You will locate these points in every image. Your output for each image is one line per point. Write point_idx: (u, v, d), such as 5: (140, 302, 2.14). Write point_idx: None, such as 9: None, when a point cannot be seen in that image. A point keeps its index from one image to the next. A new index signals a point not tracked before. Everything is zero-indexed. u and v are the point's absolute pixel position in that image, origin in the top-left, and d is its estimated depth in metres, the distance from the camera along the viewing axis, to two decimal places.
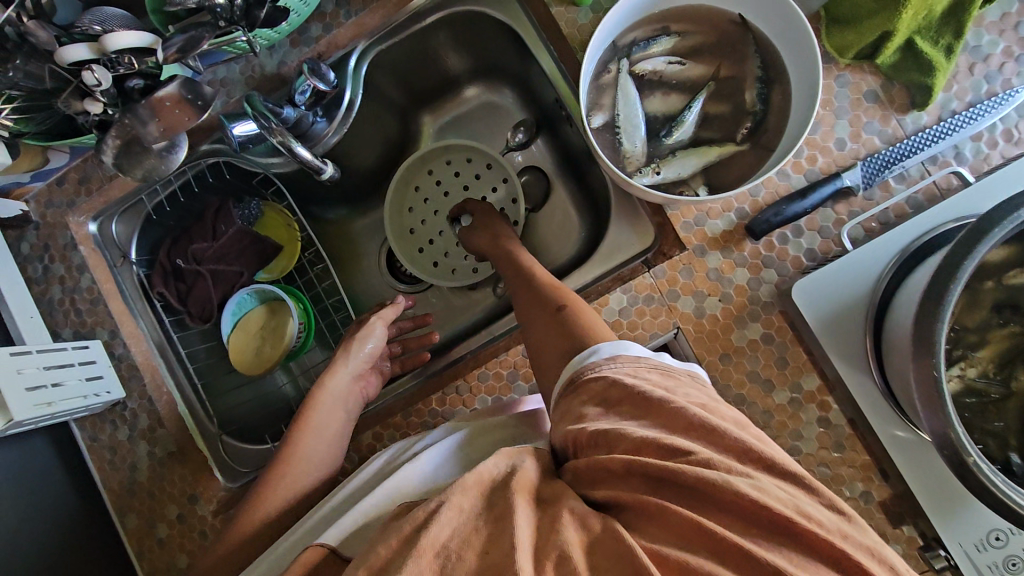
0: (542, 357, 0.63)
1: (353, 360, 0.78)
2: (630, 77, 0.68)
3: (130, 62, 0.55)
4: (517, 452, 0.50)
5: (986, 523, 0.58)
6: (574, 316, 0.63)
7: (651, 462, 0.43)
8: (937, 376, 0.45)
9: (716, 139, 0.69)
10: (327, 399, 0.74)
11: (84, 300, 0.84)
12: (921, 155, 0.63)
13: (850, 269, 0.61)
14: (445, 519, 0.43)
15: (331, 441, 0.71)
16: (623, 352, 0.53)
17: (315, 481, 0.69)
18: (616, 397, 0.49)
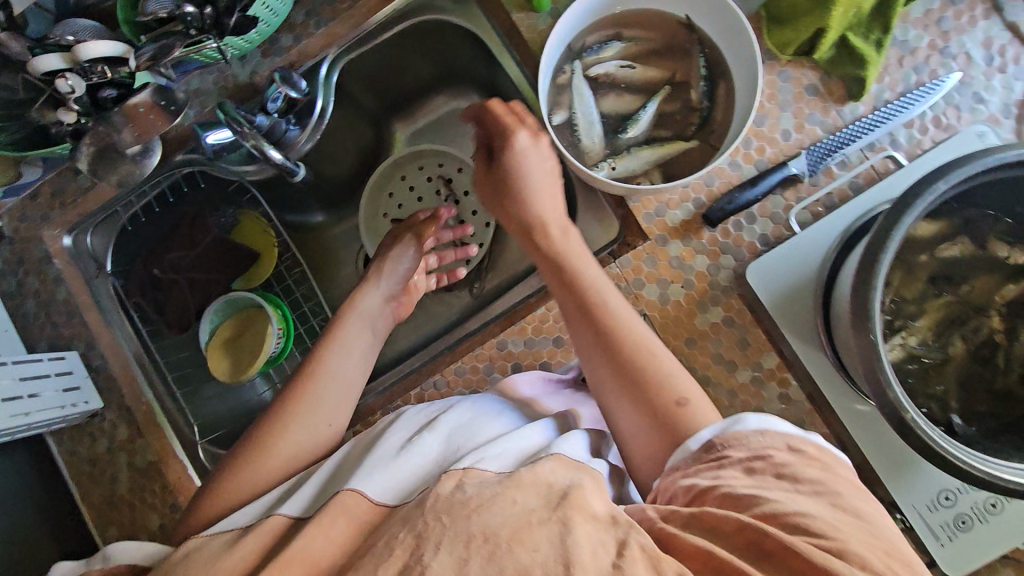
0: (626, 433, 0.54)
1: (387, 283, 0.79)
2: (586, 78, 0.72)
3: (103, 70, 0.57)
4: (573, 467, 0.50)
5: (936, 484, 0.62)
6: (698, 416, 0.51)
7: (774, 537, 0.39)
8: (874, 341, 0.48)
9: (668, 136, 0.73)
10: (355, 316, 0.73)
11: (59, 312, 0.84)
12: (860, 142, 0.68)
13: (799, 250, 0.65)
14: (499, 507, 0.45)
15: (355, 359, 0.69)
16: (774, 427, 0.46)
17: (338, 394, 0.66)
18: (766, 471, 0.43)
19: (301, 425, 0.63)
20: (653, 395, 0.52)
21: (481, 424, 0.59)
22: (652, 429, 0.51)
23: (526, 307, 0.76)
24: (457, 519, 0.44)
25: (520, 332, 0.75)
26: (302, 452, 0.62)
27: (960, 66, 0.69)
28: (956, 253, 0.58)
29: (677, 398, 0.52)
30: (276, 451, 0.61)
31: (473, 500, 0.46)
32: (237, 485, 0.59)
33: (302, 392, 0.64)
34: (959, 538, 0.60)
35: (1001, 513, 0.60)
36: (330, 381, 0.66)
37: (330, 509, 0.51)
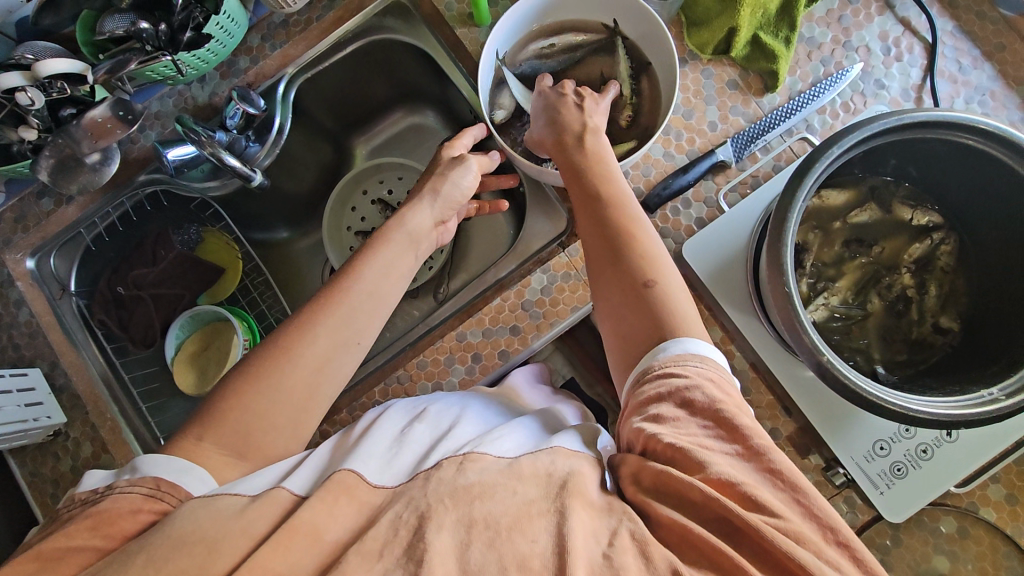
0: (604, 311, 0.57)
1: (440, 201, 0.71)
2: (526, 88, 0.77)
3: (63, 86, 0.60)
4: (569, 453, 0.52)
5: (872, 436, 0.66)
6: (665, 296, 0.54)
7: (677, 478, 0.45)
8: (789, 292, 0.52)
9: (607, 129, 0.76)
10: (399, 232, 0.67)
11: (22, 334, 0.85)
12: (779, 129, 0.74)
13: (728, 225, 0.70)
14: (500, 496, 0.47)
15: (393, 282, 0.63)
16: (688, 354, 0.50)
17: (365, 323, 0.60)
18: (672, 410, 0.47)
19: (330, 334, 0.57)
20: (633, 275, 0.55)
21: (468, 420, 0.60)
22: (628, 306, 0.54)
23: (483, 299, 0.79)
24: (460, 503, 0.47)
25: (478, 323, 0.78)
26: (326, 363, 0.57)
27: (862, 58, 0.76)
28: (865, 219, 0.63)
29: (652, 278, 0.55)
30: (296, 362, 0.56)
31: (476, 486, 0.48)
32: (253, 393, 0.54)
33: (339, 300, 0.59)
34: (894, 485, 0.65)
35: (932, 458, 0.65)
36: (365, 297, 0.60)
37: (332, 486, 0.49)
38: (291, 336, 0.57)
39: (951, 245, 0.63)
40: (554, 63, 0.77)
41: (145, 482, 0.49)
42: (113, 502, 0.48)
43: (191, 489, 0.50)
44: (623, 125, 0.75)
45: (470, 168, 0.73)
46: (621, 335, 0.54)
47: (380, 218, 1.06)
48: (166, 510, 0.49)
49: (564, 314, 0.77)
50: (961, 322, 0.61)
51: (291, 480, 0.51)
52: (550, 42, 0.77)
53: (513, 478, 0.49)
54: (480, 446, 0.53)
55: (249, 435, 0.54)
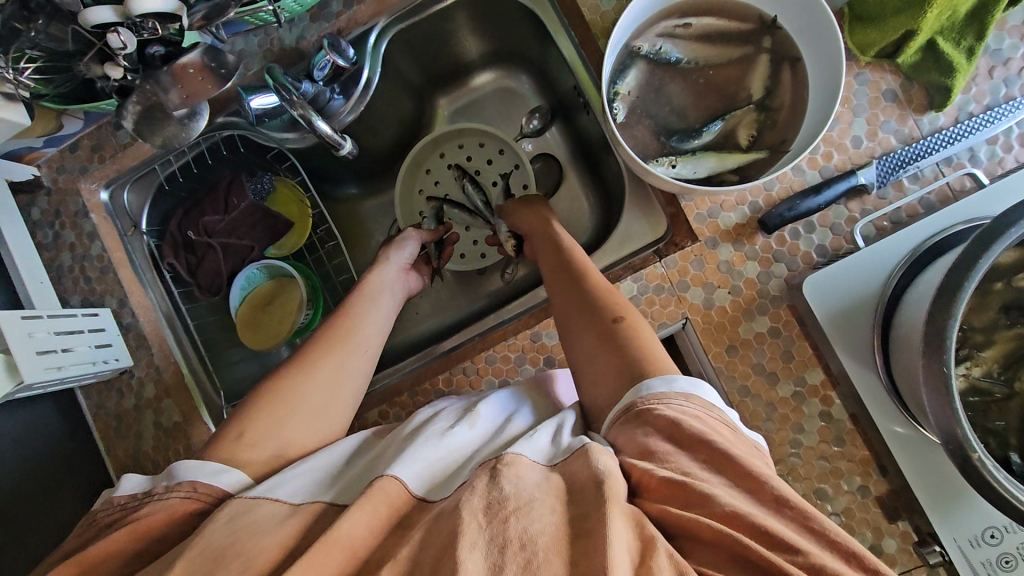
0: (581, 352, 0.60)
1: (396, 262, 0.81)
2: (641, 76, 0.69)
3: (154, 28, 0.54)
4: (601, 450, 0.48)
5: (983, 521, 0.60)
6: (629, 331, 0.59)
7: (674, 513, 0.44)
8: (946, 372, 0.46)
9: (723, 125, 0.69)
10: (379, 281, 0.77)
11: (93, 267, 0.84)
12: (937, 156, 0.64)
13: (857, 262, 0.62)
14: (537, 515, 0.44)
15: (381, 316, 0.72)
16: (696, 393, 0.50)
17: (367, 349, 0.68)
18: (663, 438, 0.48)
19: (331, 364, 0.64)
20: (602, 318, 0.61)
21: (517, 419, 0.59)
22: (606, 349, 0.58)
23: None
24: (540, 558, 0.41)
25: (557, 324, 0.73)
26: (336, 382, 0.63)
27: None
28: None
29: (615, 317, 0.61)
30: (302, 394, 0.60)
31: (511, 500, 0.45)
32: (255, 429, 0.57)
33: (345, 337, 0.66)
34: None
35: None
36: (357, 324, 0.69)
37: (374, 493, 0.49)
38: (273, 378, 0.62)
39: None
40: (681, 45, 0.68)
41: (182, 487, 0.52)
42: (152, 511, 0.50)
43: (228, 488, 0.53)
44: (747, 115, 0.68)
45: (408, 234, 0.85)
46: (603, 364, 0.57)
47: (454, 184, 1.00)
48: (205, 510, 0.52)
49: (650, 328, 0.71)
50: None
51: (327, 493, 0.53)
52: (686, 22, 0.67)
53: (551, 494, 0.46)
54: (516, 448, 0.51)
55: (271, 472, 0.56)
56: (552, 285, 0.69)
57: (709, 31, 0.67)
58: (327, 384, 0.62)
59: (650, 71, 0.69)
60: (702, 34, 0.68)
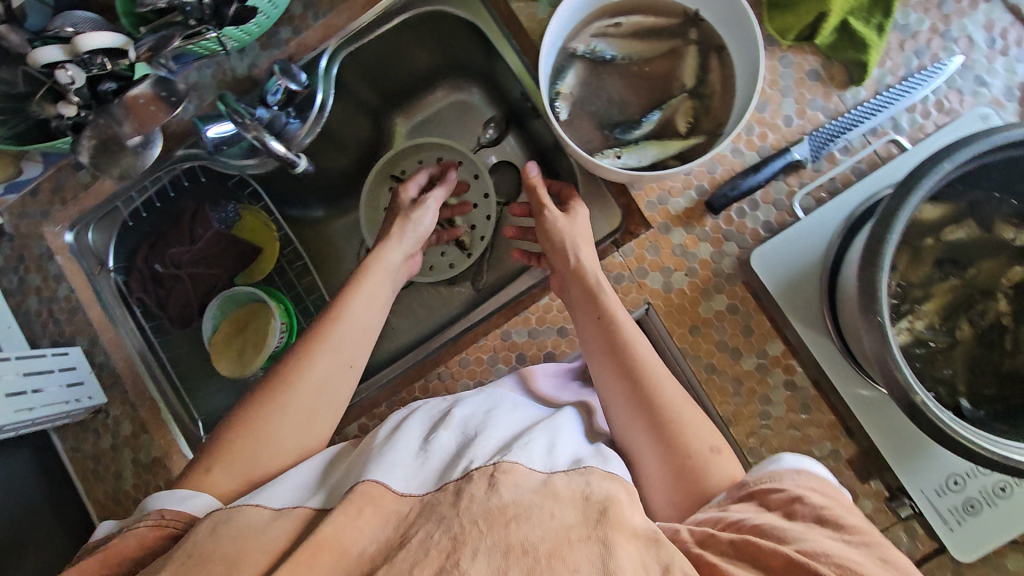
0: (644, 456, 0.59)
1: (410, 237, 0.79)
2: (580, 77, 0.72)
3: (103, 63, 0.57)
4: (604, 475, 0.53)
5: (945, 470, 0.62)
6: (720, 465, 0.57)
7: (756, 543, 0.45)
8: (882, 323, 0.48)
9: (658, 115, 0.73)
10: (381, 269, 0.73)
11: (62, 309, 0.84)
12: (861, 128, 0.68)
13: (801, 235, 0.65)
14: (537, 521, 0.47)
15: (376, 309, 0.70)
16: (807, 469, 0.51)
17: (355, 350, 0.65)
18: (772, 502, 0.49)
19: (322, 364, 0.63)
20: (670, 424, 0.59)
21: (506, 405, 0.62)
22: (676, 465, 0.58)
23: (531, 297, 0.76)
24: (495, 526, 0.46)
25: (525, 322, 0.75)
26: (327, 382, 0.63)
27: (962, 50, 0.69)
28: (963, 236, 0.57)
29: (710, 445, 0.58)
30: (294, 390, 0.61)
31: (511, 507, 0.47)
32: (245, 433, 0.59)
33: (337, 338, 0.65)
34: (966, 523, 0.61)
35: (1010, 497, 0.60)
36: (354, 326, 0.66)
37: (356, 497, 0.50)
38: (268, 381, 0.62)
39: None
40: (614, 44, 0.71)
41: (150, 516, 0.53)
42: (120, 539, 0.51)
43: (196, 511, 0.54)
44: (682, 103, 0.72)
45: (429, 206, 0.80)
46: (677, 472, 0.57)
47: None
48: (173, 534, 0.52)
49: None
50: None
51: (313, 499, 0.53)
52: (616, 22, 0.70)
53: (547, 499, 0.49)
54: (511, 455, 0.52)
55: (254, 461, 0.58)
56: (607, 360, 0.63)
57: (639, 28, 0.71)
58: (311, 417, 0.61)
59: (589, 70, 0.72)
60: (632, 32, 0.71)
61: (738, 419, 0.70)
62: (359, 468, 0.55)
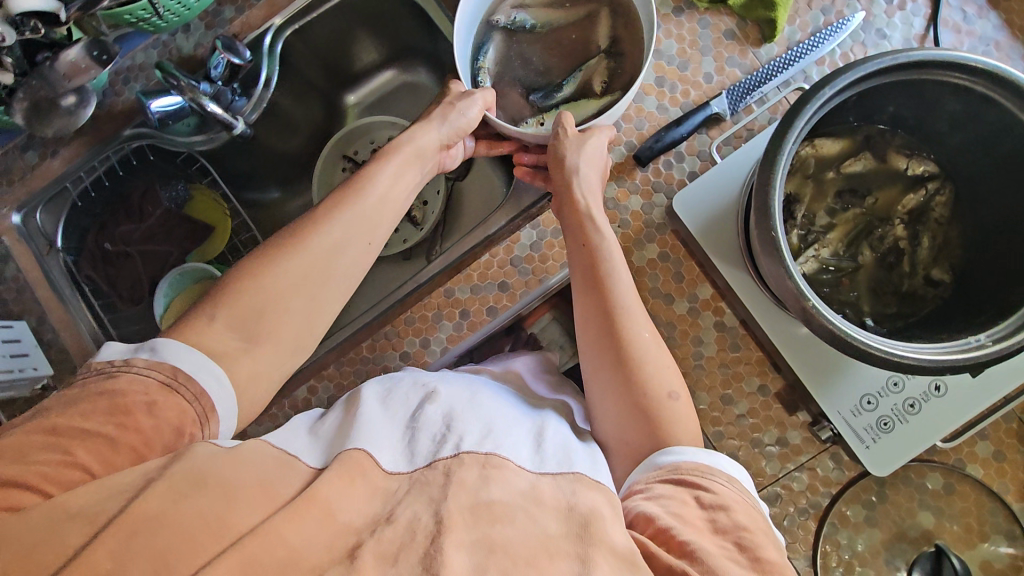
0: (607, 400, 0.59)
1: (448, 127, 0.68)
2: (502, 47, 0.76)
3: (36, 25, 0.59)
4: (592, 481, 0.52)
5: (859, 391, 0.65)
6: (679, 415, 0.56)
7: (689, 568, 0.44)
8: (775, 237, 0.51)
9: (577, 79, 0.75)
10: (410, 146, 0.66)
11: (8, 289, 0.83)
12: (775, 80, 0.73)
13: (720, 176, 0.69)
14: (520, 522, 0.48)
15: (399, 193, 0.65)
16: (738, 479, 0.51)
17: (372, 232, 0.61)
18: (704, 506, 0.49)
19: (336, 237, 0.59)
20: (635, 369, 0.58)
21: (489, 396, 0.61)
22: (634, 407, 0.57)
23: (471, 255, 0.77)
24: (480, 522, 0.48)
25: (467, 279, 0.78)
26: (330, 258, 0.58)
27: (864, 6, 0.74)
28: (859, 168, 0.62)
29: (670, 394, 0.57)
30: (301, 257, 0.57)
31: (497, 504, 0.49)
32: (249, 289, 0.55)
33: (354, 217, 0.60)
34: (880, 439, 0.65)
35: (918, 413, 0.64)
36: (374, 203, 0.62)
37: (348, 463, 0.50)
38: (282, 237, 0.59)
39: (946, 195, 0.61)
40: (529, 9, 0.75)
41: (162, 369, 0.51)
42: (128, 384, 0.50)
43: (205, 386, 0.51)
44: (600, 63, 0.74)
45: (476, 100, 0.69)
46: (632, 416, 0.56)
47: None
48: (179, 401, 0.50)
49: (552, 270, 0.77)
50: (954, 274, 0.60)
51: (309, 459, 0.53)
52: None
53: (535, 502, 0.50)
54: (501, 451, 0.54)
55: (260, 322, 0.55)
56: (587, 298, 0.62)
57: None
58: (312, 285, 0.57)
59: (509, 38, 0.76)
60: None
61: (672, 361, 0.74)
62: (343, 436, 0.54)
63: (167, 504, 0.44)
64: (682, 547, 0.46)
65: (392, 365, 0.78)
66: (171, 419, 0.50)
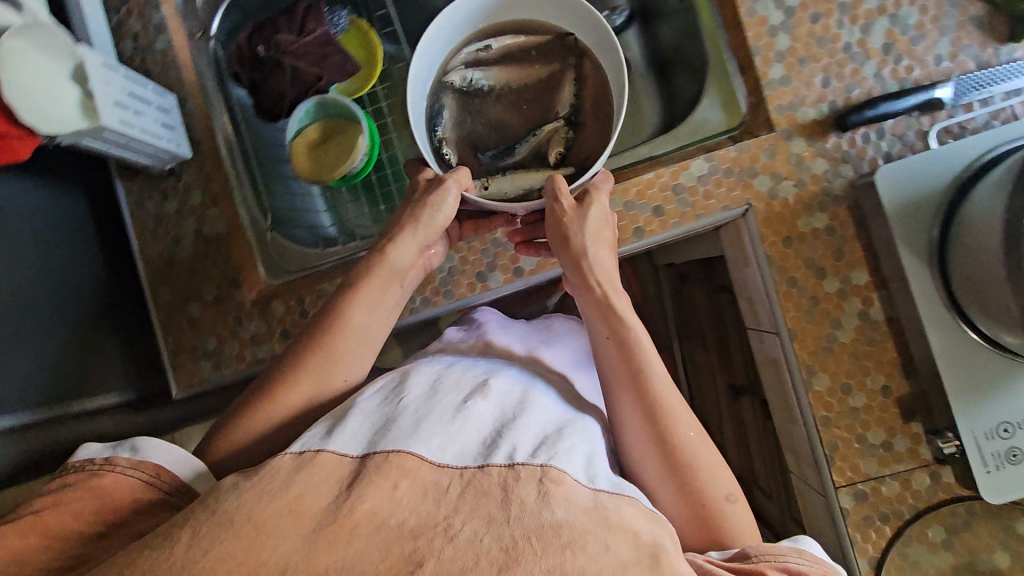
0: (656, 481, 0.61)
1: (422, 230, 0.64)
2: (455, 110, 0.75)
3: None
4: (648, 513, 0.53)
5: (998, 417, 0.64)
6: (732, 519, 0.60)
7: None
8: None
9: (533, 142, 0.75)
10: (383, 268, 0.63)
11: (155, 62, 0.81)
12: (1010, 83, 0.69)
13: (932, 162, 0.65)
14: (593, 550, 0.46)
15: (387, 312, 0.65)
16: (806, 552, 0.57)
17: (365, 350, 0.64)
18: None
19: (312, 375, 0.61)
20: (688, 458, 0.60)
21: (534, 399, 0.61)
22: (685, 491, 0.60)
23: (635, 170, 0.75)
24: (551, 551, 0.45)
25: (624, 192, 0.74)
26: (315, 398, 0.61)
27: None
28: None
29: (724, 492, 0.61)
30: (288, 396, 0.60)
31: (564, 526, 0.47)
32: (252, 429, 0.59)
33: (329, 349, 0.61)
34: (1003, 469, 0.64)
35: None
36: (353, 338, 0.62)
37: (390, 469, 0.48)
38: (263, 386, 0.61)
39: None
40: (486, 68, 0.74)
41: (146, 467, 0.50)
42: (112, 482, 0.49)
43: (188, 479, 0.52)
44: (560, 130, 0.75)
45: (448, 193, 0.63)
46: (690, 492, 0.60)
47: None
48: (161, 498, 0.50)
49: (712, 211, 0.74)
50: None
51: (337, 443, 0.51)
52: (485, 45, 0.73)
53: (601, 525, 0.48)
54: (556, 462, 0.52)
55: (257, 445, 0.60)
56: (632, 392, 0.62)
57: (512, 53, 0.75)
58: (317, 396, 0.61)
59: (461, 96, 0.75)
60: (501, 58, 0.75)
61: (803, 336, 0.72)
62: (385, 426, 0.53)
63: (192, 551, 0.40)
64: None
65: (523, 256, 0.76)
66: (152, 512, 0.49)
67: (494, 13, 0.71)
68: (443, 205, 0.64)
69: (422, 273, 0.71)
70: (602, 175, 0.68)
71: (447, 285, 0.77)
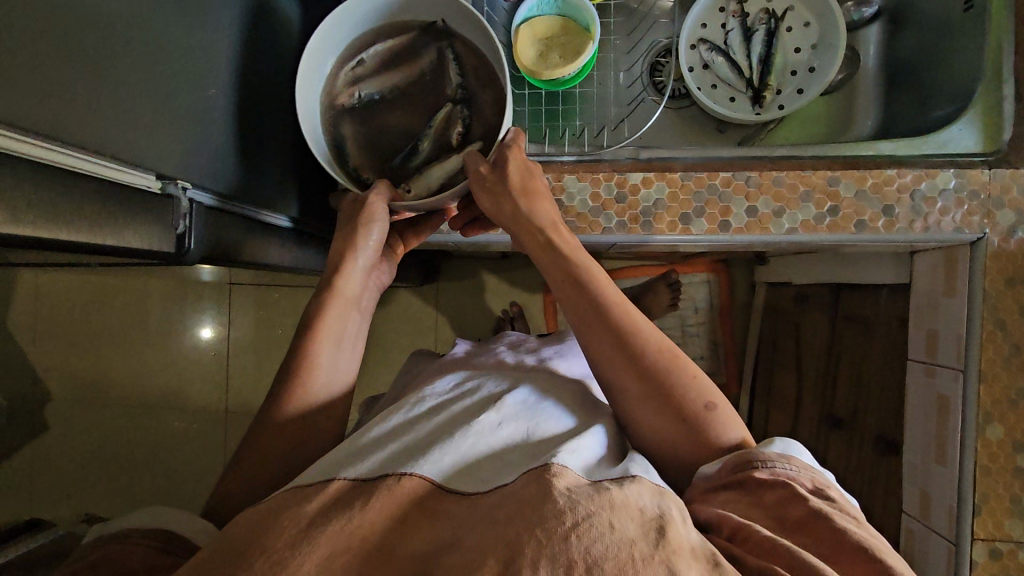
0: (644, 420, 0.56)
1: (366, 249, 0.71)
2: (354, 130, 0.74)
3: None
4: (655, 491, 0.47)
5: None
6: (719, 424, 0.55)
7: (761, 535, 0.44)
8: None
9: (432, 131, 0.72)
10: (337, 299, 0.68)
11: None
12: None
13: None
14: (598, 532, 0.40)
15: (354, 319, 0.70)
16: (792, 453, 0.51)
17: (346, 363, 0.68)
18: (767, 497, 0.47)
19: (296, 399, 0.63)
20: (663, 375, 0.56)
21: (545, 419, 0.59)
22: (674, 415, 0.55)
23: (876, 163, 0.72)
24: (555, 537, 0.40)
25: (859, 180, 0.71)
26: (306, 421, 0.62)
27: None
28: None
29: (704, 402, 0.55)
30: (280, 418, 0.62)
31: (567, 512, 0.42)
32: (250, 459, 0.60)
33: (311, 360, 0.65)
34: None
35: None
36: (327, 342, 0.66)
37: (397, 492, 0.48)
38: (256, 423, 0.63)
39: None
40: (373, 78, 0.74)
41: (154, 534, 0.51)
42: (123, 550, 0.49)
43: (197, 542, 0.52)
44: (452, 113, 0.72)
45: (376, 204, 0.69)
46: (672, 415, 0.55)
47: (751, 35, 0.96)
48: (175, 558, 0.50)
49: (942, 228, 0.70)
50: None
51: (349, 470, 0.51)
52: (359, 60, 0.73)
53: (606, 506, 0.42)
54: (558, 461, 0.48)
55: (271, 462, 0.60)
56: (593, 328, 0.58)
57: (389, 54, 0.73)
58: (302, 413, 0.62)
59: (354, 113, 0.74)
60: (384, 63, 0.74)
61: (992, 382, 0.69)
62: (396, 458, 0.52)
63: None
64: (761, 546, 0.44)
65: (735, 211, 0.73)
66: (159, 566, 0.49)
67: (359, 25, 0.72)
68: (376, 218, 0.70)
69: (373, 297, 0.75)
70: (515, 132, 0.70)
71: (648, 217, 0.74)
